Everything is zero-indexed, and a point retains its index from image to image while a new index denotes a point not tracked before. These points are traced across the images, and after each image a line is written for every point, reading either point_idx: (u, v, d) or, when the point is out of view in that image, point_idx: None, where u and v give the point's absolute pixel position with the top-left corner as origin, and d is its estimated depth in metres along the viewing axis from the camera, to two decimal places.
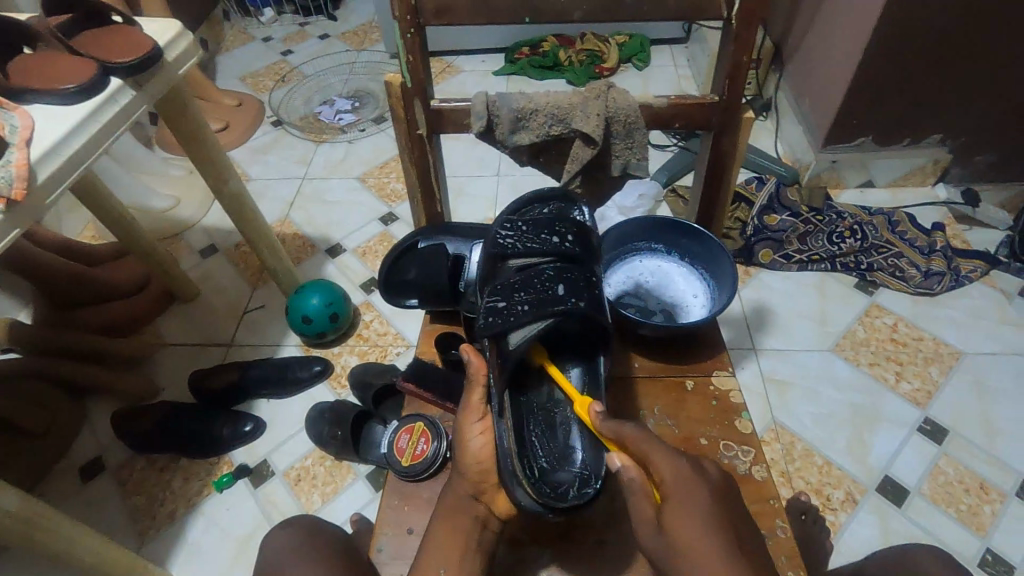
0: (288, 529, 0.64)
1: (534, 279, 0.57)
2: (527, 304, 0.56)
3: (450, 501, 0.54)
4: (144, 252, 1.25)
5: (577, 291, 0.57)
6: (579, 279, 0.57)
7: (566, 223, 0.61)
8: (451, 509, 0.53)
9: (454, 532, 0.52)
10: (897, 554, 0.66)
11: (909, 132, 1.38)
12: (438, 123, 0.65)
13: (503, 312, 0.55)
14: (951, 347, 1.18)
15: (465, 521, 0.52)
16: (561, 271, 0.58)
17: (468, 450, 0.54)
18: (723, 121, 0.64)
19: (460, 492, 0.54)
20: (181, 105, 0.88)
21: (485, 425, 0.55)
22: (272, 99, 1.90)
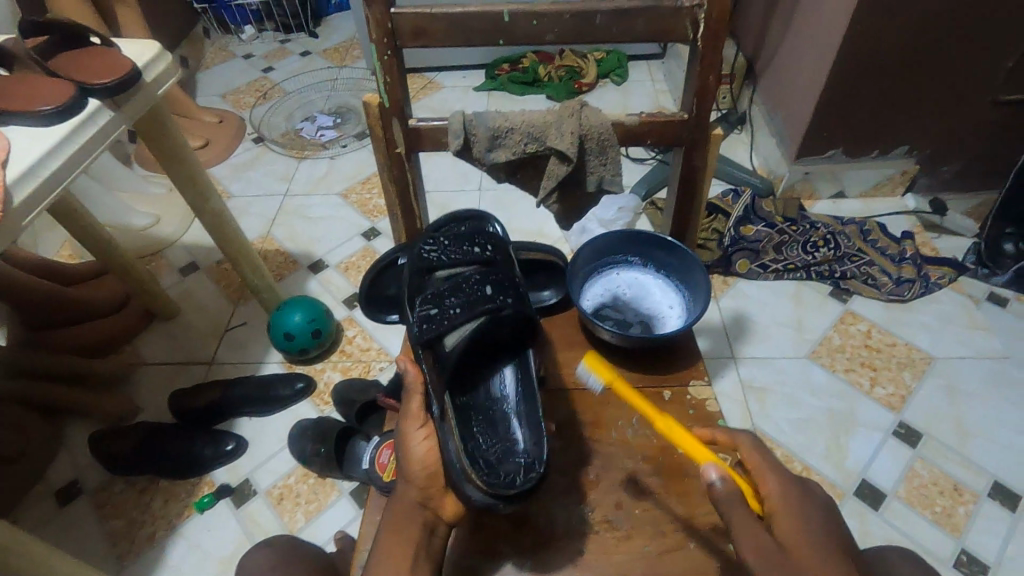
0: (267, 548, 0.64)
1: (465, 283, 0.60)
2: (459, 306, 0.58)
3: (396, 507, 0.54)
4: (123, 271, 1.24)
5: (504, 289, 0.60)
6: (504, 278, 0.61)
7: (483, 234, 0.65)
8: (396, 518, 0.53)
9: (398, 540, 0.51)
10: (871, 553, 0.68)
11: (877, 144, 1.43)
12: (416, 141, 0.66)
13: (436, 318, 0.58)
14: (923, 352, 1.21)
15: (411, 528, 0.52)
16: (487, 274, 0.61)
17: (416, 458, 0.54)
18: (693, 138, 0.66)
19: (406, 503, 0.53)
20: (160, 126, 0.88)
21: (427, 431, 0.55)
22: (253, 116, 1.90)
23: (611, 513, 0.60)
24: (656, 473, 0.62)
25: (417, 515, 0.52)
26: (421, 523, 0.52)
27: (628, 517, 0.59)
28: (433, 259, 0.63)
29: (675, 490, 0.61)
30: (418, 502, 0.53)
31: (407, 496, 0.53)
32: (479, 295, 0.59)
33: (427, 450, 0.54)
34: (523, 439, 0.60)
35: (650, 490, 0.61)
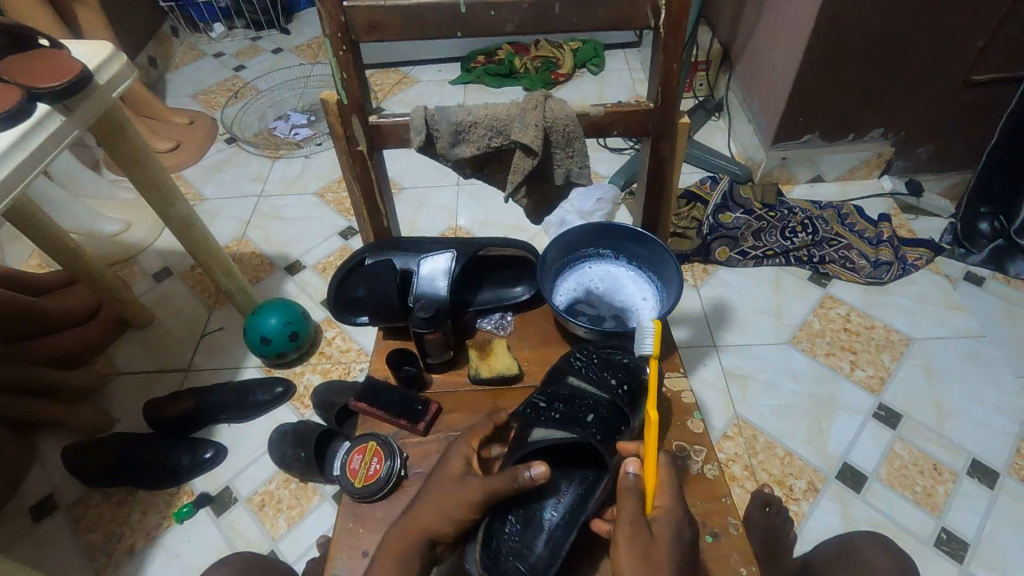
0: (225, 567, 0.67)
1: (581, 400, 0.59)
2: (560, 413, 0.59)
3: (396, 537, 0.53)
4: (92, 279, 1.21)
5: (603, 426, 0.58)
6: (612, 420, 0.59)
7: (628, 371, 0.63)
8: (394, 550, 0.52)
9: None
10: (846, 547, 0.71)
11: (852, 127, 1.43)
12: (378, 138, 0.64)
13: (535, 411, 0.59)
14: (901, 334, 1.22)
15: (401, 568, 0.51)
16: (604, 408, 0.59)
17: (445, 508, 0.53)
18: (660, 127, 0.65)
19: (407, 535, 0.53)
20: (118, 129, 0.85)
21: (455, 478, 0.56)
22: (224, 115, 1.86)
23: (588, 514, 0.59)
24: None
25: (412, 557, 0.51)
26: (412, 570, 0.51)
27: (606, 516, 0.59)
28: (574, 362, 0.64)
29: None
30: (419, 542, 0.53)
31: (416, 527, 0.53)
32: (580, 417, 0.58)
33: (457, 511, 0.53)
34: (541, 554, 0.58)
35: None
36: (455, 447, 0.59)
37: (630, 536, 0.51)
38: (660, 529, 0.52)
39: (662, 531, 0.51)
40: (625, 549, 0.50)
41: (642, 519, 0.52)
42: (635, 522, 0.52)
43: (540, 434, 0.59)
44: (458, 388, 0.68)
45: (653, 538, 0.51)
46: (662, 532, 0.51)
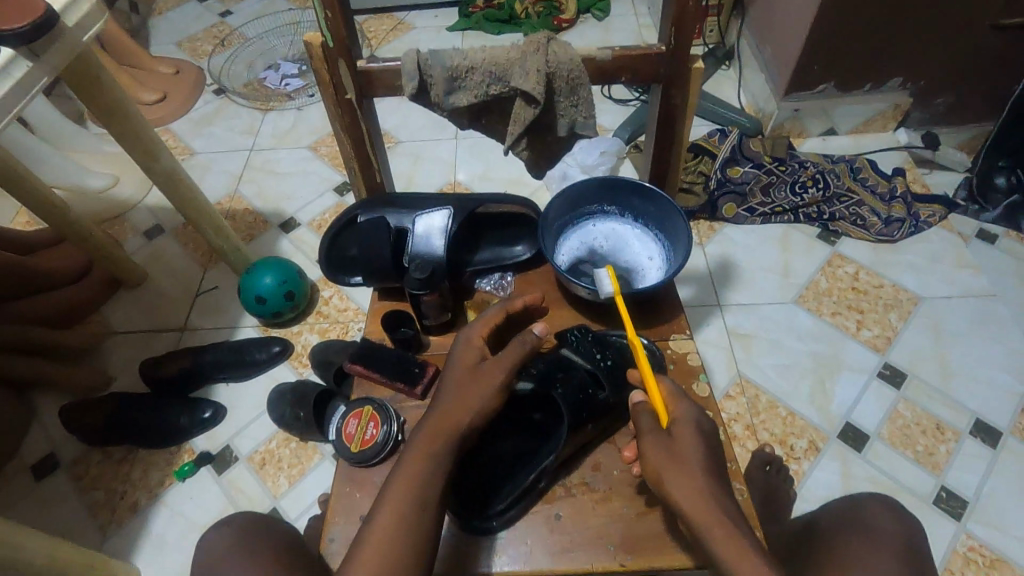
0: (225, 529, 0.58)
1: (559, 363, 0.60)
2: (538, 371, 0.60)
3: (421, 437, 0.52)
4: (80, 237, 1.17)
5: (572, 388, 0.58)
6: (581, 387, 0.58)
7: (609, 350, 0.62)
8: (421, 452, 0.52)
9: (411, 480, 0.50)
10: (852, 509, 0.68)
11: (869, 77, 1.36)
12: (367, 86, 0.60)
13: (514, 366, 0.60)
14: (910, 293, 1.19)
15: (429, 470, 0.51)
16: (579, 374, 0.60)
17: (468, 403, 0.54)
18: (671, 75, 0.61)
19: (434, 437, 0.52)
20: (93, 78, 0.80)
21: (455, 393, 0.55)
22: (212, 65, 1.77)
23: (589, 475, 0.59)
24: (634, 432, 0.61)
25: (441, 458, 0.52)
26: (437, 474, 0.51)
27: (607, 479, 0.59)
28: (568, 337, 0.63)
29: None
30: (449, 444, 0.52)
31: (443, 428, 0.53)
32: (554, 375, 0.59)
33: (487, 400, 0.54)
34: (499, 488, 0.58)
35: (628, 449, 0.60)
36: (472, 327, 0.61)
37: (653, 444, 0.53)
38: (679, 428, 0.53)
39: (685, 426, 0.53)
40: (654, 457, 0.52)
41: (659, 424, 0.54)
42: (651, 429, 0.54)
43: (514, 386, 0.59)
44: None
45: (675, 440, 0.53)
46: (682, 427, 0.53)
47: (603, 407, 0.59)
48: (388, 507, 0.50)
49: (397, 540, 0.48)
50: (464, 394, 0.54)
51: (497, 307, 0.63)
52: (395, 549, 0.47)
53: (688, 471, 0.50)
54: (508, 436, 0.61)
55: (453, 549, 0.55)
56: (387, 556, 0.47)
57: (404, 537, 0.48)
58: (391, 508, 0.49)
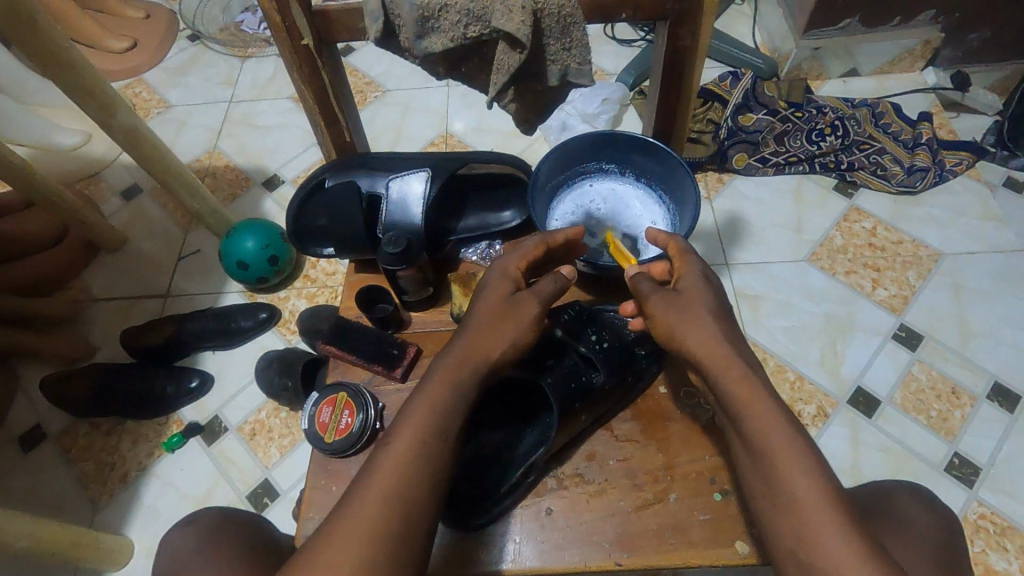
0: (191, 528, 0.55)
1: (547, 347, 0.58)
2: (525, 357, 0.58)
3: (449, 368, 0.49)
4: (48, 200, 1.10)
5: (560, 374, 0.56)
6: (569, 374, 0.56)
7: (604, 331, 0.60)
8: (449, 376, 0.48)
9: (435, 407, 0.47)
10: (874, 494, 0.60)
11: (898, 10, 1.24)
12: (327, 30, 0.52)
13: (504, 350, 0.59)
14: (930, 249, 1.12)
15: (455, 397, 0.48)
16: (568, 359, 0.57)
17: (501, 335, 0.51)
18: (680, 9, 0.52)
19: (461, 366, 0.49)
20: (29, 24, 0.71)
21: (489, 322, 0.51)
22: (185, 8, 1.65)
23: (583, 466, 0.57)
24: (634, 419, 0.60)
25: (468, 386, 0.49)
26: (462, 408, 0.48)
27: (602, 469, 0.57)
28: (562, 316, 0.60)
29: (654, 436, 0.59)
30: (478, 372, 0.49)
31: (472, 357, 0.49)
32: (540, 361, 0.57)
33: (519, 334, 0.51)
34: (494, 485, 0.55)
35: (626, 437, 0.59)
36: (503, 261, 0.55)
37: (659, 300, 0.53)
38: (688, 283, 0.54)
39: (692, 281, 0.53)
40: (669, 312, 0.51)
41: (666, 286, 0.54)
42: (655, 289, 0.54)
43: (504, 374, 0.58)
44: (442, 327, 0.61)
45: (683, 293, 0.53)
46: (690, 283, 0.54)
47: (596, 394, 0.56)
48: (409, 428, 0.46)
49: (416, 462, 0.45)
50: (497, 324, 0.51)
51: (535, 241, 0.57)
52: (414, 469, 0.44)
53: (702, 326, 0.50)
54: (493, 429, 0.59)
55: (449, 548, 0.53)
56: (405, 476, 0.44)
57: (426, 461, 0.45)
58: (412, 432, 0.45)
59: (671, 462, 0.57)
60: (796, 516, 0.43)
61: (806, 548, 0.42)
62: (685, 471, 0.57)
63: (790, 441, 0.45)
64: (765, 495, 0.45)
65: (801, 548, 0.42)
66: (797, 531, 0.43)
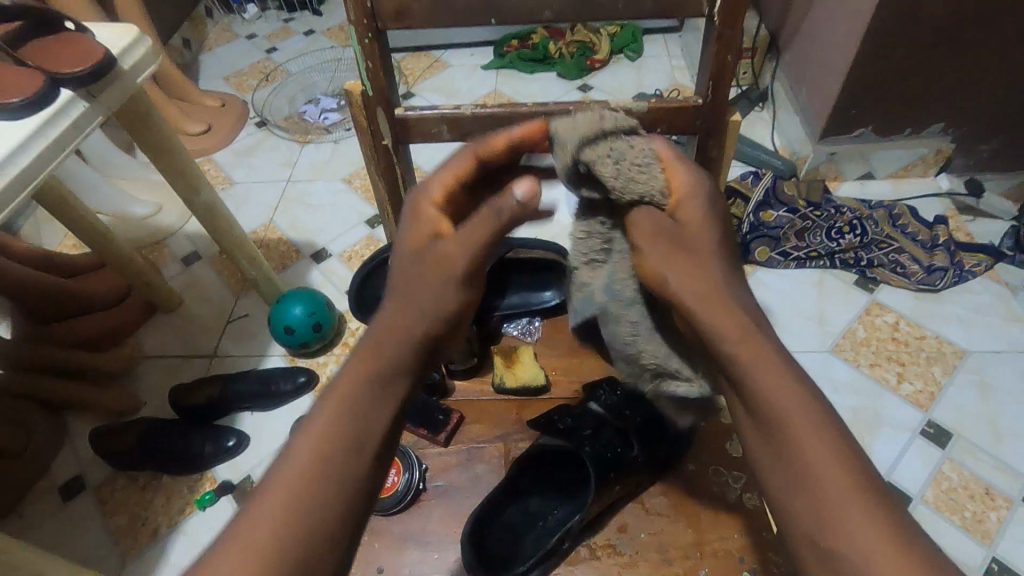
0: None
1: (585, 418, 0.70)
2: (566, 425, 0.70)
3: (370, 346, 0.46)
4: (120, 264, 1.21)
5: (603, 458, 0.65)
6: (607, 451, 0.66)
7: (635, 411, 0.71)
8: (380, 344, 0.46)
9: (369, 369, 0.45)
10: None
11: (909, 122, 1.33)
12: (404, 133, 0.62)
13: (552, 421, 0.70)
14: (954, 346, 1.14)
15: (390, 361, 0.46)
16: (603, 430, 0.69)
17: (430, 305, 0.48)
18: (708, 125, 0.62)
19: (392, 335, 0.47)
20: (143, 114, 0.84)
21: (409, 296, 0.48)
22: (256, 99, 1.85)
23: (615, 538, 0.72)
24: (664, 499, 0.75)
25: (398, 360, 0.46)
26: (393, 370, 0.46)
27: None
28: (598, 393, 0.73)
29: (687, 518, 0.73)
30: (405, 349, 0.47)
31: (402, 327, 0.47)
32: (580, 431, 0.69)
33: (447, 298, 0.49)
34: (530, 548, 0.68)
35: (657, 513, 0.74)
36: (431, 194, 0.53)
37: (656, 239, 0.53)
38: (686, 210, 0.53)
39: (696, 211, 0.53)
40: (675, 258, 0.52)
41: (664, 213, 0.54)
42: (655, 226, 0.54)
43: (546, 440, 0.70)
44: (483, 395, 0.86)
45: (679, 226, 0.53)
46: (692, 211, 0.53)
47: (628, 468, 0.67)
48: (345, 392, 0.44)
49: (351, 434, 0.43)
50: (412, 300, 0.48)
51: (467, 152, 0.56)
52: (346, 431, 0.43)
53: (725, 305, 0.49)
54: (534, 494, 0.71)
55: None
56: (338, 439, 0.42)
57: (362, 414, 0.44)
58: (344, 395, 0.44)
59: (701, 539, 0.72)
60: (815, 486, 0.42)
61: (829, 532, 0.40)
62: (714, 549, 0.71)
63: (812, 417, 0.43)
64: (781, 467, 0.43)
65: (819, 530, 0.41)
66: (816, 505, 0.41)
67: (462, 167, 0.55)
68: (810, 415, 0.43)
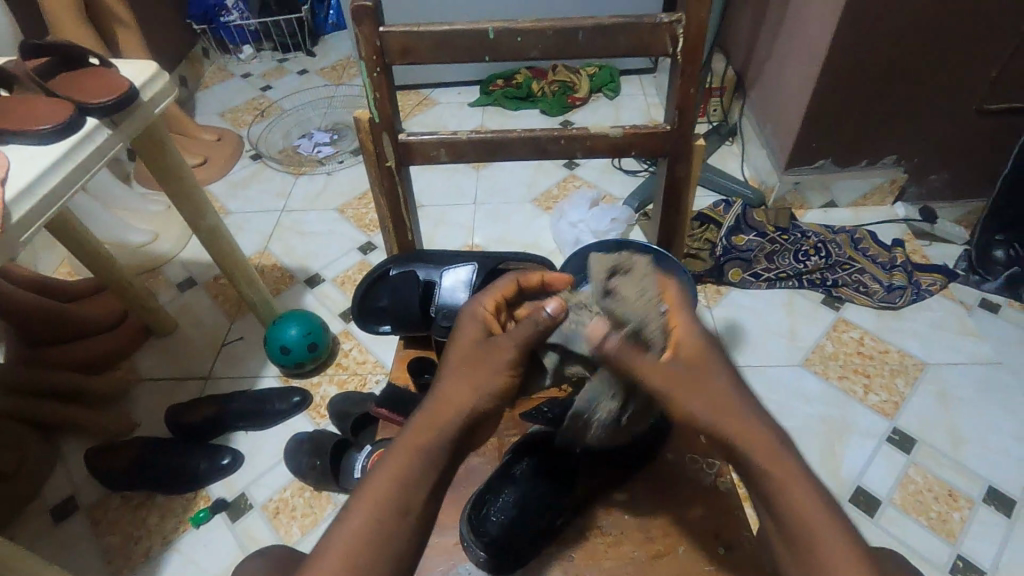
0: (260, 557, 0.60)
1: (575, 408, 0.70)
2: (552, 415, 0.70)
3: (420, 422, 0.49)
4: (120, 288, 1.25)
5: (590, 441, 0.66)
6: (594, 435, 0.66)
7: None
8: (426, 421, 0.48)
9: (421, 439, 0.48)
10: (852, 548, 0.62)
11: (865, 153, 1.44)
12: (406, 156, 0.69)
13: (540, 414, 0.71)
14: (915, 359, 1.22)
15: (440, 433, 0.48)
16: None
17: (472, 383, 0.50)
18: (677, 149, 0.69)
19: (442, 408, 0.49)
20: (158, 144, 0.90)
21: (463, 383, 0.50)
22: (251, 133, 1.92)
23: (601, 521, 0.63)
24: None
25: (449, 429, 0.48)
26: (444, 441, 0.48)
27: (618, 524, 0.62)
28: None
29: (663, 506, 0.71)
30: (456, 421, 0.49)
31: (450, 403, 0.49)
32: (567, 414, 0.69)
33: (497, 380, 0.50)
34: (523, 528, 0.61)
35: None
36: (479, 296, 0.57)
37: (666, 373, 0.49)
38: (686, 346, 0.52)
39: (693, 343, 0.52)
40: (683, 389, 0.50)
41: (663, 359, 0.50)
42: (660, 362, 0.50)
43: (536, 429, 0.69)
44: None
45: (685, 368, 0.50)
46: (690, 348, 0.52)
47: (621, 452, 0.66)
48: (394, 461, 0.47)
49: (400, 493, 0.46)
50: (462, 383, 0.50)
51: (509, 278, 0.59)
52: (398, 494, 0.46)
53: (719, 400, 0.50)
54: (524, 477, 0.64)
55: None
56: (392, 499, 0.46)
57: (411, 478, 0.46)
58: (396, 465, 0.47)
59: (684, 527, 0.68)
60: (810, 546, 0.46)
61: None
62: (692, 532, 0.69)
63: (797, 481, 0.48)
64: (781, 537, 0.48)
65: None
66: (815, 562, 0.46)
67: (506, 292, 0.58)
68: (800, 490, 0.47)
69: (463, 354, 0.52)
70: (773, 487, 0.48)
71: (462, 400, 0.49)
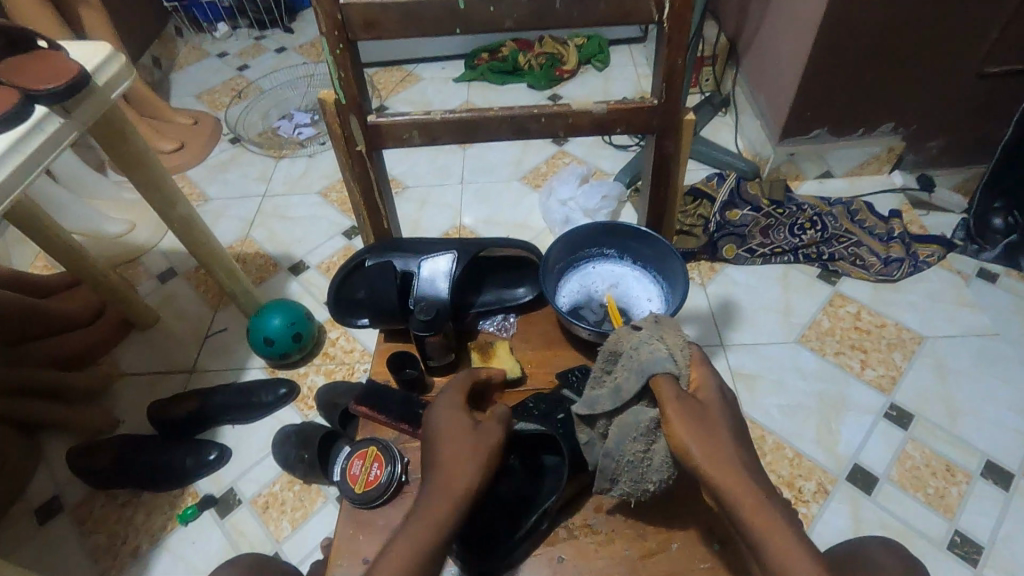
0: (232, 568, 0.59)
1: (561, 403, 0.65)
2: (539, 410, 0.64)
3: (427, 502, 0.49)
4: (94, 282, 1.20)
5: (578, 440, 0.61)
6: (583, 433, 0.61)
7: None
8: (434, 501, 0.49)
9: (428, 519, 0.48)
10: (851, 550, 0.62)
11: (862, 122, 1.40)
12: (377, 139, 0.65)
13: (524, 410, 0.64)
14: (913, 332, 1.20)
15: (447, 513, 0.49)
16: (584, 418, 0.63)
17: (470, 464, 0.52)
18: (665, 125, 0.65)
19: (445, 488, 0.50)
20: (119, 132, 0.85)
21: (463, 464, 0.52)
22: (229, 115, 1.86)
23: (591, 517, 0.61)
24: None
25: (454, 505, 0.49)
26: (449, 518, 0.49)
27: (608, 520, 0.60)
28: (570, 377, 0.68)
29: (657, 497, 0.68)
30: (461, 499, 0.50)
31: (451, 483, 0.50)
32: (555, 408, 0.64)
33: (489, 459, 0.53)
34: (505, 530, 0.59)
35: None
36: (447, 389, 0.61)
37: (683, 408, 0.50)
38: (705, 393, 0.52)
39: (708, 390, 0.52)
40: (688, 429, 0.49)
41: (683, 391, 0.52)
42: (678, 395, 0.50)
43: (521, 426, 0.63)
44: None
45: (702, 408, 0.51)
46: (706, 392, 0.52)
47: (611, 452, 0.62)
48: (402, 542, 0.47)
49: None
50: (464, 464, 0.52)
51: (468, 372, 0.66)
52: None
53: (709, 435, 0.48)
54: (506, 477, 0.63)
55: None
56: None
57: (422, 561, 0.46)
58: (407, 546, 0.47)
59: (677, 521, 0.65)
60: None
61: None
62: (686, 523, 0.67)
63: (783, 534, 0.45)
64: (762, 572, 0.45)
65: None
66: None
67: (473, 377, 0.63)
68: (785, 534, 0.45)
69: (455, 437, 0.54)
70: (755, 536, 0.45)
71: (464, 478, 0.51)
